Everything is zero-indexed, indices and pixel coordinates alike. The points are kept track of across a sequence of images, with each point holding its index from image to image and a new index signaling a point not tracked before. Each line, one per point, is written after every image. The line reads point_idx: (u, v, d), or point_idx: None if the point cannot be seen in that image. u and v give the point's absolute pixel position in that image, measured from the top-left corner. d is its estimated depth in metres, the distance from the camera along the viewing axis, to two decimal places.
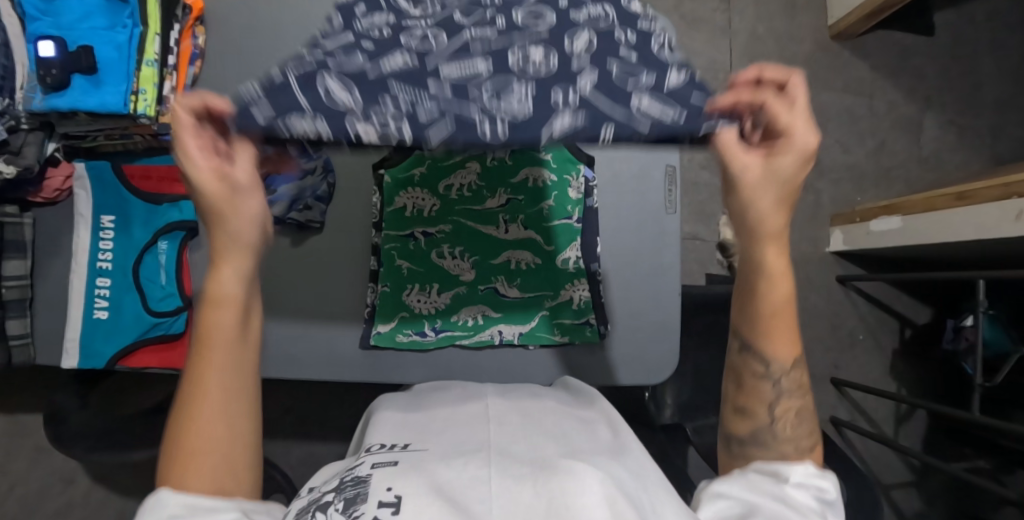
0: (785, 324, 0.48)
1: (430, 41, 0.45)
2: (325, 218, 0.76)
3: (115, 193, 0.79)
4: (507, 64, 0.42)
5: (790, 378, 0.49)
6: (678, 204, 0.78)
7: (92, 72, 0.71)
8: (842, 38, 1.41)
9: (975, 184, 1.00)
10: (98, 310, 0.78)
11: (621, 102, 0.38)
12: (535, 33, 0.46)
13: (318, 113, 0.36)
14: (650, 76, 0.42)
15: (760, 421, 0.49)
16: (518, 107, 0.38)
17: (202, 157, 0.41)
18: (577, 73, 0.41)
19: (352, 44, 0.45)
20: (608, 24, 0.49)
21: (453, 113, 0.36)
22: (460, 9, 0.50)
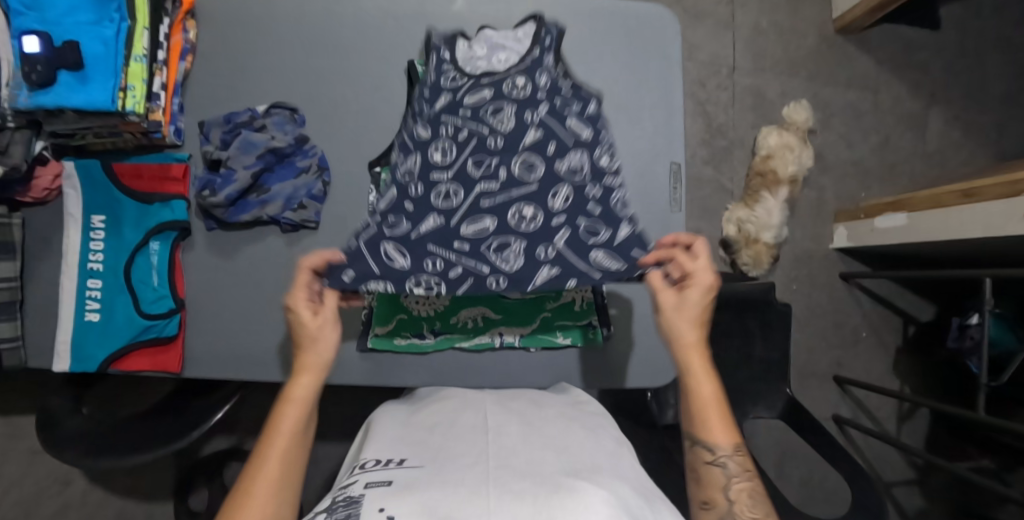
0: (714, 412, 0.58)
1: (452, 199, 0.63)
2: (320, 219, 0.75)
3: (105, 192, 0.76)
4: (506, 224, 0.62)
5: (735, 461, 0.56)
6: (683, 203, 0.77)
7: (78, 69, 0.68)
8: (847, 32, 1.39)
9: (982, 182, 0.99)
10: (89, 311, 0.76)
11: (582, 259, 0.59)
12: (526, 185, 0.63)
13: (388, 277, 0.58)
14: (606, 233, 0.60)
15: (720, 508, 0.54)
16: (512, 264, 0.60)
17: (302, 302, 0.59)
18: (555, 229, 0.61)
19: (399, 202, 0.63)
20: (582, 177, 0.63)
21: (472, 276, 0.59)
22: (468, 155, 0.66)
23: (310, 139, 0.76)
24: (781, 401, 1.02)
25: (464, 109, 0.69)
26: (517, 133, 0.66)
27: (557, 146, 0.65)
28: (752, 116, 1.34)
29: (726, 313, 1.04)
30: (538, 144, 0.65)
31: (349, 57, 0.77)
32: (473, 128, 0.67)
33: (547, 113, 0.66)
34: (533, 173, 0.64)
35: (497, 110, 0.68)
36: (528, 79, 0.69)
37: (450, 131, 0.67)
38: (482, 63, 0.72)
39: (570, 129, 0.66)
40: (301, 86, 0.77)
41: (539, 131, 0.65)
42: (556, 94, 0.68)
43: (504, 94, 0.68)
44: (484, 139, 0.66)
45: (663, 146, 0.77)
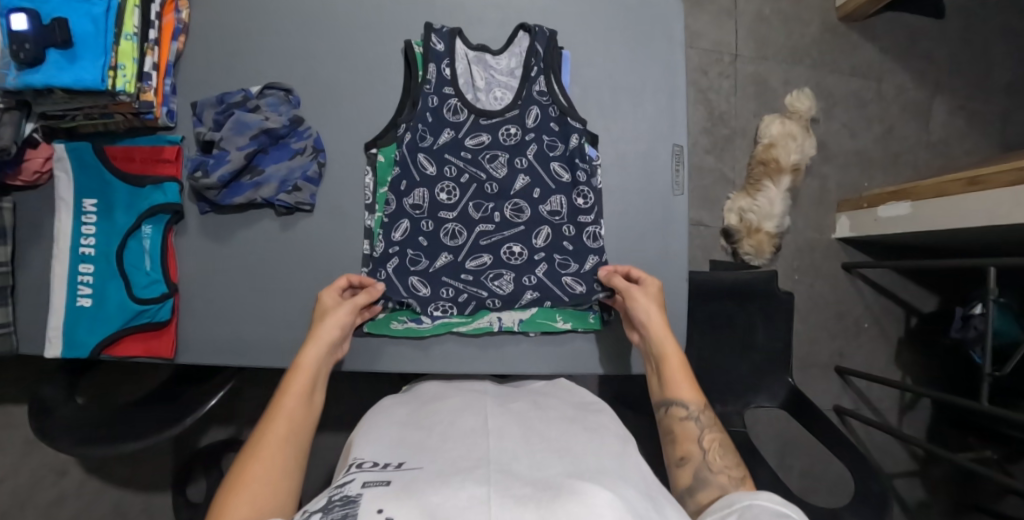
0: (683, 378, 0.66)
1: (457, 236, 0.73)
2: (315, 202, 0.73)
3: (97, 175, 0.75)
4: (500, 259, 0.73)
5: (703, 416, 0.64)
6: (686, 186, 0.76)
7: (66, 48, 0.66)
8: (850, 20, 1.37)
9: (987, 169, 0.97)
10: (81, 297, 0.74)
11: (557, 285, 0.72)
12: (516, 226, 0.73)
13: (416, 301, 0.71)
14: (575, 265, 0.73)
15: (695, 460, 0.61)
16: (505, 289, 0.72)
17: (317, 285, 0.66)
18: (536, 262, 0.73)
19: (413, 235, 0.73)
20: (562, 217, 0.74)
21: (475, 300, 0.72)
22: (469, 198, 0.74)
23: (305, 121, 0.75)
24: (783, 390, 1.01)
25: (465, 150, 0.74)
26: (509, 179, 0.74)
27: (541, 191, 0.74)
28: (754, 105, 1.33)
29: (729, 302, 1.02)
30: (526, 189, 0.74)
31: (344, 36, 0.75)
32: (473, 172, 0.74)
33: (536, 156, 0.74)
34: (522, 214, 0.74)
35: (493, 156, 0.74)
36: (518, 123, 0.75)
37: (453, 172, 0.74)
38: (479, 96, 0.75)
39: (553, 172, 0.74)
40: (295, 66, 0.75)
41: (526, 178, 0.74)
42: (546, 132, 0.74)
43: (498, 140, 0.75)
44: (482, 185, 0.74)
45: (666, 129, 0.76)
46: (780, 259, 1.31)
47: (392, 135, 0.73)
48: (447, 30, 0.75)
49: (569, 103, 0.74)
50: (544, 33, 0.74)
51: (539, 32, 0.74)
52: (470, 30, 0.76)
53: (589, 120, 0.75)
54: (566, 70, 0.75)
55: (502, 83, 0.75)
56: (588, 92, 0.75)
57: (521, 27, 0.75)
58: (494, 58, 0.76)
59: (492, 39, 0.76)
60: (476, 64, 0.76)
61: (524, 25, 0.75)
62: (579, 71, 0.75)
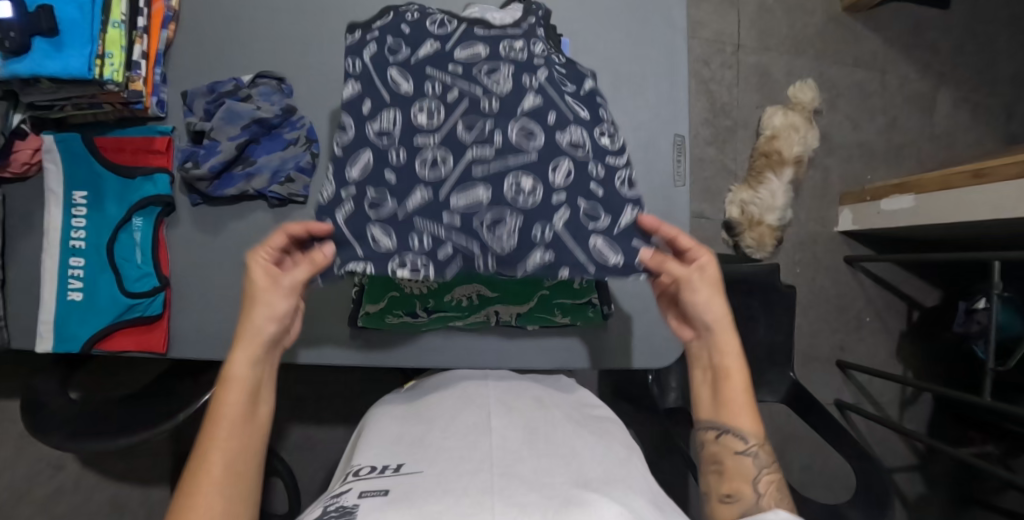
0: (746, 403, 0.58)
1: (439, 168, 0.52)
2: (308, 193, 0.72)
3: (87, 167, 0.73)
4: (501, 195, 0.51)
5: (761, 453, 0.57)
6: (688, 177, 0.74)
7: (53, 36, 0.64)
8: (853, 11, 1.35)
9: (993, 161, 0.96)
10: (72, 291, 0.73)
11: (582, 246, 0.52)
12: (524, 152, 0.52)
13: (373, 259, 0.51)
14: (606, 219, 0.53)
15: (746, 500, 0.55)
16: (506, 242, 0.51)
17: (256, 264, 0.54)
18: (554, 208, 0.52)
19: (377, 167, 0.53)
20: (587, 153, 0.54)
21: (462, 255, 0.51)
22: (459, 118, 0.53)
23: (298, 110, 0.73)
24: (784, 384, 1.01)
25: (453, 65, 0.55)
26: (515, 96, 0.53)
27: (557, 116, 0.54)
28: (756, 96, 1.31)
29: (729, 295, 1.01)
30: (537, 110, 0.53)
31: (339, 22, 0.74)
32: (465, 86, 0.54)
33: (548, 80, 0.55)
34: (532, 141, 0.52)
35: (493, 69, 0.54)
36: (524, 41, 0.57)
37: (437, 89, 0.54)
38: (481, 42, 0.56)
39: (571, 105, 0.55)
40: (288, 55, 0.74)
41: (538, 97, 0.54)
42: (555, 64, 0.57)
43: (498, 53, 0.56)
44: (477, 100, 0.53)
45: (667, 118, 0.74)
46: (783, 251, 1.29)
47: None
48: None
49: None
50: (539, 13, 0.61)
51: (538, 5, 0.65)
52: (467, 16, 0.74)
53: None
54: None
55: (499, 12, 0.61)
56: None
57: None
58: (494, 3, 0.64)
59: None
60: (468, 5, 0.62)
61: None
62: (579, 59, 0.73)
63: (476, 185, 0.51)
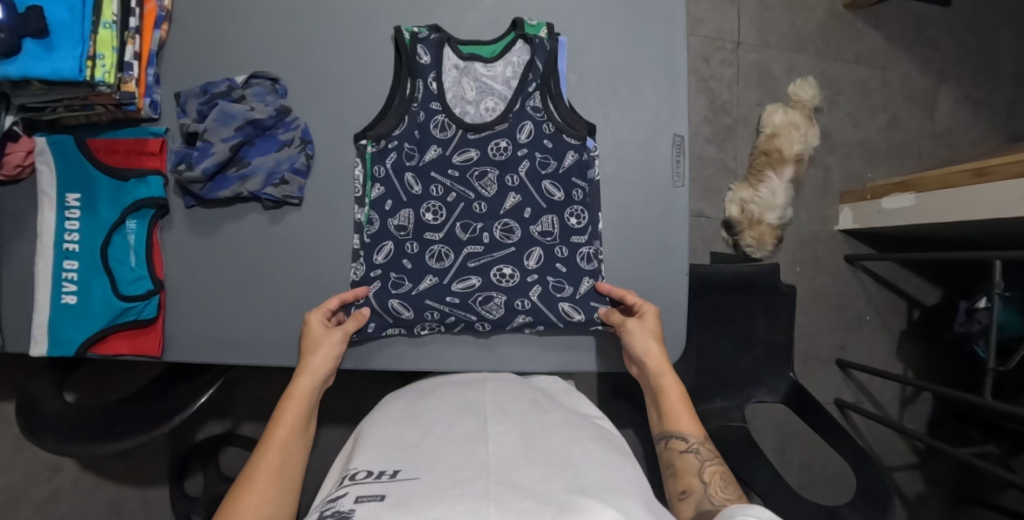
0: (686, 408, 0.65)
1: (443, 261, 0.70)
2: (303, 195, 0.71)
3: (80, 169, 0.73)
4: (490, 282, 0.69)
5: (705, 448, 0.63)
6: (687, 177, 0.73)
7: (43, 37, 0.63)
8: (855, 7, 1.33)
9: (996, 160, 0.95)
10: (66, 294, 0.72)
11: (552, 310, 0.69)
12: (506, 247, 0.70)
13: (400, 325, 0.69)
14: (570, 288, 0.70)
15: (696, 494, 0.60)
16: (495, 313, 0.69)
17: (315, 313, 0.65)
18: (529, 285, 0.69)
19: (397, 259, 0.70)
20: (554, 238, 0.70)
21: (463, 322, 0.69)
22: (456, 218, 0.70)
23: (293, 112, 0.72)
24: (784, 385, 1.00)
25: (453, 169, 0.71)
26: (499, 198, 0.70)
27: (533, 210, 0.70)
28: (756, 94, 1.30)
29: (729, 295, 1.01)
30: (516, 208, 0.70)
31: (334, 22, 0.73)
32: (461, 191, 0.70)
33: (527, 174, 0.70)
34: (511, 236, 0.70)
35: (482, 174, 0.71)
36: (508, 137, 0.71)
37: (439, 192, 0.70)
38: (475, 153, 0.71)
39: (544, 191, 0.70)
40: (282, 55, 0.73)
41: (518, 196, 0.70)
42: (539, 147, 0.71)
43: (487, 155, 0.71)
44: (470, 204, 0.70)
45: (666, 119, 0.73)
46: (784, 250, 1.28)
47: (381, 125, 0.70)
48: (434, 38, 0.71)
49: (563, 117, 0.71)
50: (546, 48, 0.71)
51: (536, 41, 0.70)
52: (463, 15, 0.73)
53: (585, 109, 0.72)
54: (563, 58, 0.72)
55: (494, 94, 0.71)
56: (585, 81, 0.72)
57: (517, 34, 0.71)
58: (486, 68, 0.72)
59: (487, 26, 0.73)
60: (465, 75, 0.72)
61: (517, 23, 0.71)
62: (577, 59, 0.72)
63: (471, 278, 0.70)
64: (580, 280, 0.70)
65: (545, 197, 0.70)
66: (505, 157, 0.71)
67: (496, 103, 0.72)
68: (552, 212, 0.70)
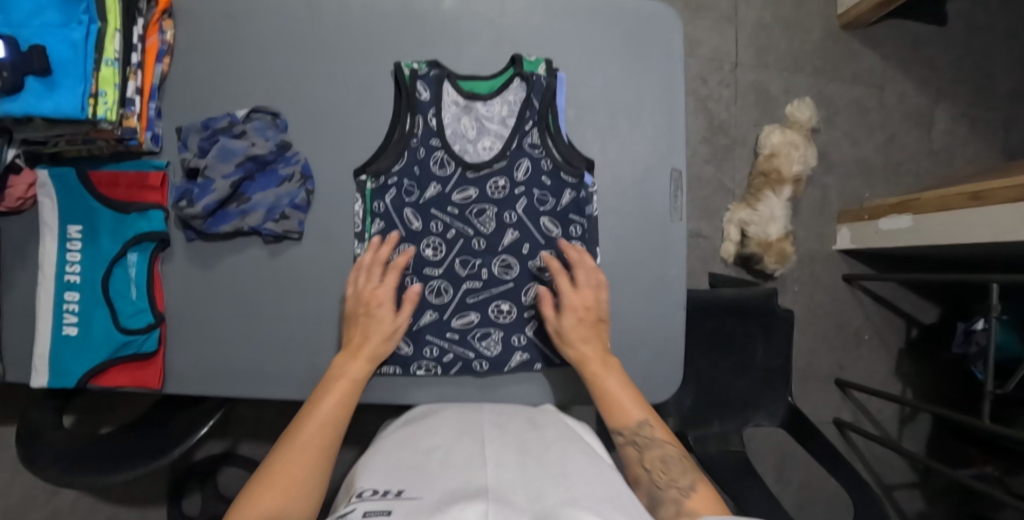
0: (623, 397, 0.64)
1: (442, 297, 0.70)
2: (303, 229, 0.71)
3: (82, 202, 0.73)
4: (488, 318, 0.70)
5: (644, 435, 0.62)
6: (684, 212, 0.73)
7: (46, 75, 0.63)
8: (852, 27, 1.34)
9: (990, 184, 0.97)
10: (67, 325, 0.73)
11: (548, 345, 0.71)
12: (504, 282, 0.70)
13: (397, 361, 0.69)
14: None
15: (643, 482, 0.60)
16: (493, 350, 0.70)
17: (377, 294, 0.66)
18: (526, 320, 0.71)
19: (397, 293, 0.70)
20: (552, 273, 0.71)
21: (461, 361, 0.69)
22: (455, 255, 0.70)
23: (293, 145, 0.73)
24: (782, 409, 1.01)
25: (452, 206, 0.71)
26: (498, 234, 0.70)
27: (530, 246, 0.71)
28: (754, 113, 1.30)
29: (727, 318, 1.01)
30: (514, 245, 0.71)
31: (335, 55, 0.73)
32: (460, 227, 0.70)
33: (526, 211, 0.71)
34: (510, 271, 0.70)
35: (481, 211, 0.71)
36: (506, 175, 0.71)
37: (439, 228, 0.70)
38: (475, 192, 0.71)
39: (543, 227, 0.71)
40: (283, 90, 0.74)
41: (516, 232, 0.71)
42: (537, 185, 0.71)
43: (486, 193, 0.71)
44: (469, 241, 0.70)
45: (665, 153, 0.74)
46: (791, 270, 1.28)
47: (380, 162, 0.71)
48: (434, 74, 0.71)
49: (563, 151, 0.71)
50: (542, 83, 0.71)
51: (536, 76, 0.71)
52: (461, 48, 0.73)
53: (584, 144, 0.73)
54: (561, 93, 0.72)
55: (492, 132, 0.72)
56: (583, 115, 0.73)
57: (515, 71, 0.72)
58: (485, 106, 0.72)
59: (485, 61, 0.73)
60: (466, 113, 0.72)
61: (516, 59, 0.72)
62: (574, 93, 0.73)
63: (470, 314, 0.70)
64: None
65: (543, 232, 0.71)
66: (502, 196, 0.71)
67: (495, 142, 0.72)
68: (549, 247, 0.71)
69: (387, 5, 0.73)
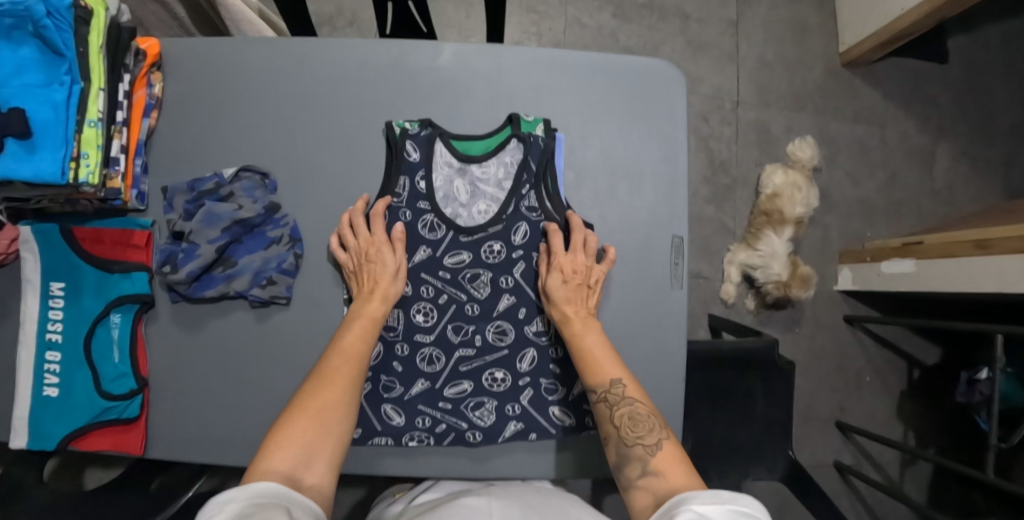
0: (598, 354, 0.63)
1: (435, 364, 0.68)
2: (291, 294, 0.70)
3: (65, 259, 0.71)
4: (482, 386, 0.68)
5: (616, 393, 0.60)
6: (686, 279, 0.71)
7: (25, 137, 0.60)
8: (853, 65, 1.33)
9: (995, 233, 0.95)
10: (47, 386, 0.70)
11: (543, 415, 0.68)
12: (498, 350, 0.68)
13: (389, 432, 0.67)
14: (563, 390, 0.69)
15: (613, 441, 0.59)
16: (487, 420, 0.67)
17: (381, 235, 0.66)
18: (521, 389, 0.68)
19: (388, 360, 0.67)
20: (548, 339, 0.69)
21: (453, 431, 0.67)
22: (448, 321, 0.68)
23: (282, 207, 0.71)
24: (782, 462, 0.98)
25: (444, 270, 0.69)
26: (492, 300, 0.69)
27: (527, 311, 0.69)
28: (755, 152, 1.29)
29: (727, 371, 0.98)
30: (510, 310, 0.69)
31: (327, 113, 0.72)
32: (453, 292, 0.68)
33: (523, 276, 0.69)
34: (504, 338, 0.68)
35: (475, 276, 0.68)
36: (502, 239, 0.69)
37: (430, 293, 0.68)
38: (468, 256, 0.69)
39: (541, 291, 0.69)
40: (274, 148, 0.72)
41: (512, 297, 0.69)
42: (535, 248, 0.69)
43: (480, 257, 0.69)
44: (462, 306, 0.68)
45: (665, 217, 0.72)
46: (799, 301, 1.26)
47: None
48: (426, 134, 0.70)
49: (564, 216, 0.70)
50: (540, 143, 0.69)
51: (534, 137, 0.69)
52: (458, 107, 0.72)
53: (581, 209, 0.71)
54: (560, 155, 0.71)
55: (488, 195, 0.70)
56: (582, 178, 0.71)
57: (512, 133, 0.70)
58: (480, 168, 0.71)
59: (481, 120, 0.72)
60: (460, 175, 0.71)
61: (512, 119, 0.70)
62: (573, 154, 0.72)
63: (463, 382, 0.68)
64: (574, 381, 0.69)
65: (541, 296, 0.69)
66: (498, 258, 0.69)
67: (490, 205, 0.70)
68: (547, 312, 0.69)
69: (381, 62, 0.71)
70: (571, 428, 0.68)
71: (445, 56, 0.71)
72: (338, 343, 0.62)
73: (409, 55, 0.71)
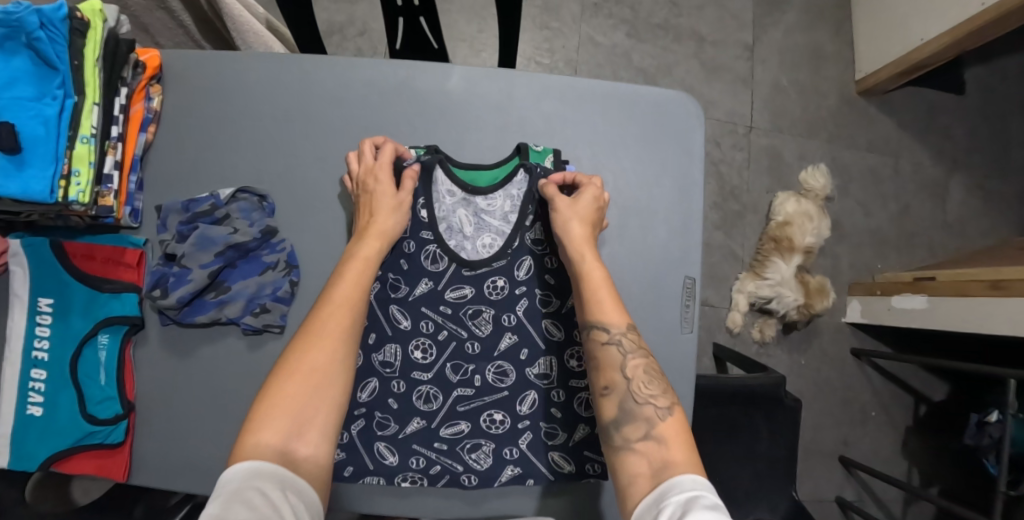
0: (606, 297, 0.58)
1: (431, 402, 0.65)
2: (285, 322, 0.68)
3: (54, 275, 0.68)
4: (479, 428, 0.65)
5: (631, 340, 0.57)
6: (696, 323, 0.69)
7: (14, 153, 0.57)
8: (869, 94, 1.31)
9: (1011, 274, 0.92)
10: (31, 404, 0.66)
11: (542, 461, 0.66)
12: (498, 391, 0.66)
13: (381, 472, 0.64)
14: (563, 435, 0.66)
15: (619, 390, 0.54)
16: (483, 464, 0.65)
17: (383, 173, 0.64)
18: (520, 432, 0.66)
19: (383, 396, 0.64)
20: (551, 381, 0.66)
21: (448, 474, 0.65)
22: (447, 359, 0.65)
23: (279, 231, 0.69)
24: (784, 502, 0.96)
25: (445, 305, 0.66)
26: (494, 338, 0.66)
27: (529, 351, 0.66)
28: (767, 179, 1.26)
29: (730, 407, 0.96)
30: (512, 350, 0.66)
31: (330, 136, 0.69)
32: (453, 329, 0.65)
33: (526, 314, 0.66)
34: (505, 379, 0.66)
35: (477, 313, 0.66)
36: (506, 275, 0.67)
37: (430, 328, 0.65)
38: (471, 290, 0.66)
39: (544, 331, 0.66)
40: (274, 170, 0.70)
41: (514, 336, 0.66)
42: (540, 285, 0.67)
43: (482, 293, 0.66)
44: (462, 344, 0.66)
45: (677, 257, 0.69)
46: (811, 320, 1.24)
47: None
48: (431, 162, 0.67)
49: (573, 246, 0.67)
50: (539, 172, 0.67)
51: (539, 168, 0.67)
52: (466, 133, 0.69)
53: None
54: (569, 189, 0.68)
55: (494, 228, 0.67)
56: None
57: (520, 164, 0.67)
58: (486, 200, 0.68)
59: (489, 149, 0.69)
60: (464, 207, 0.68)
61: (520, 148, 0.68)
62: None
63: (461, 423, 0.65)
64: (575, 426, 0.66)
65: (545, 335, 0.66)
66: (502, 293, 0.66)
67: (496, 238, 0.67)
68: (550, 351, 0.66)
69: (386, 85, 0.69)
70: (570, 474, 0.66)
71: (454, 80, 0.69)
72: (330, 284, 0.58)
73: (416, 79, 0.69)
